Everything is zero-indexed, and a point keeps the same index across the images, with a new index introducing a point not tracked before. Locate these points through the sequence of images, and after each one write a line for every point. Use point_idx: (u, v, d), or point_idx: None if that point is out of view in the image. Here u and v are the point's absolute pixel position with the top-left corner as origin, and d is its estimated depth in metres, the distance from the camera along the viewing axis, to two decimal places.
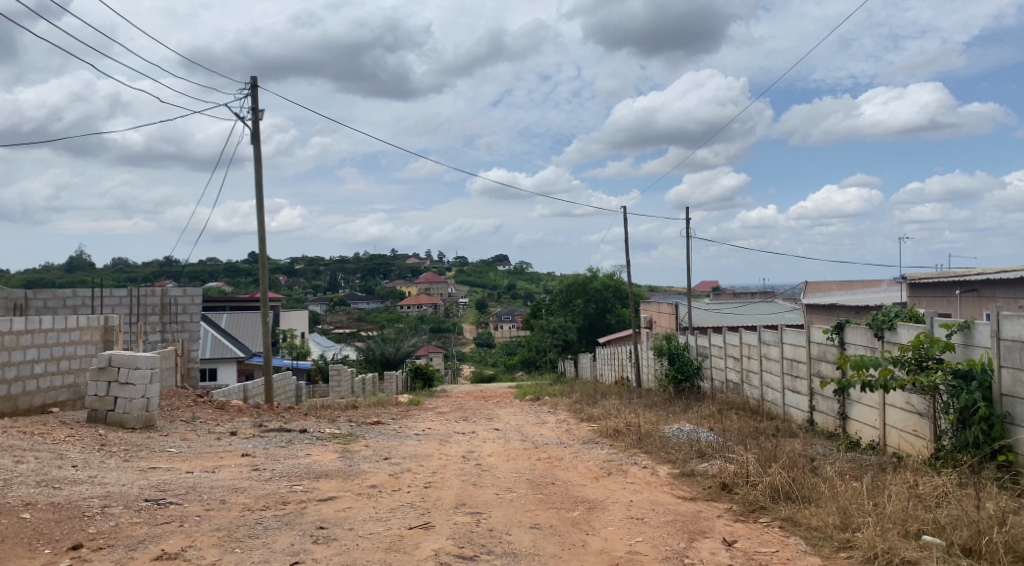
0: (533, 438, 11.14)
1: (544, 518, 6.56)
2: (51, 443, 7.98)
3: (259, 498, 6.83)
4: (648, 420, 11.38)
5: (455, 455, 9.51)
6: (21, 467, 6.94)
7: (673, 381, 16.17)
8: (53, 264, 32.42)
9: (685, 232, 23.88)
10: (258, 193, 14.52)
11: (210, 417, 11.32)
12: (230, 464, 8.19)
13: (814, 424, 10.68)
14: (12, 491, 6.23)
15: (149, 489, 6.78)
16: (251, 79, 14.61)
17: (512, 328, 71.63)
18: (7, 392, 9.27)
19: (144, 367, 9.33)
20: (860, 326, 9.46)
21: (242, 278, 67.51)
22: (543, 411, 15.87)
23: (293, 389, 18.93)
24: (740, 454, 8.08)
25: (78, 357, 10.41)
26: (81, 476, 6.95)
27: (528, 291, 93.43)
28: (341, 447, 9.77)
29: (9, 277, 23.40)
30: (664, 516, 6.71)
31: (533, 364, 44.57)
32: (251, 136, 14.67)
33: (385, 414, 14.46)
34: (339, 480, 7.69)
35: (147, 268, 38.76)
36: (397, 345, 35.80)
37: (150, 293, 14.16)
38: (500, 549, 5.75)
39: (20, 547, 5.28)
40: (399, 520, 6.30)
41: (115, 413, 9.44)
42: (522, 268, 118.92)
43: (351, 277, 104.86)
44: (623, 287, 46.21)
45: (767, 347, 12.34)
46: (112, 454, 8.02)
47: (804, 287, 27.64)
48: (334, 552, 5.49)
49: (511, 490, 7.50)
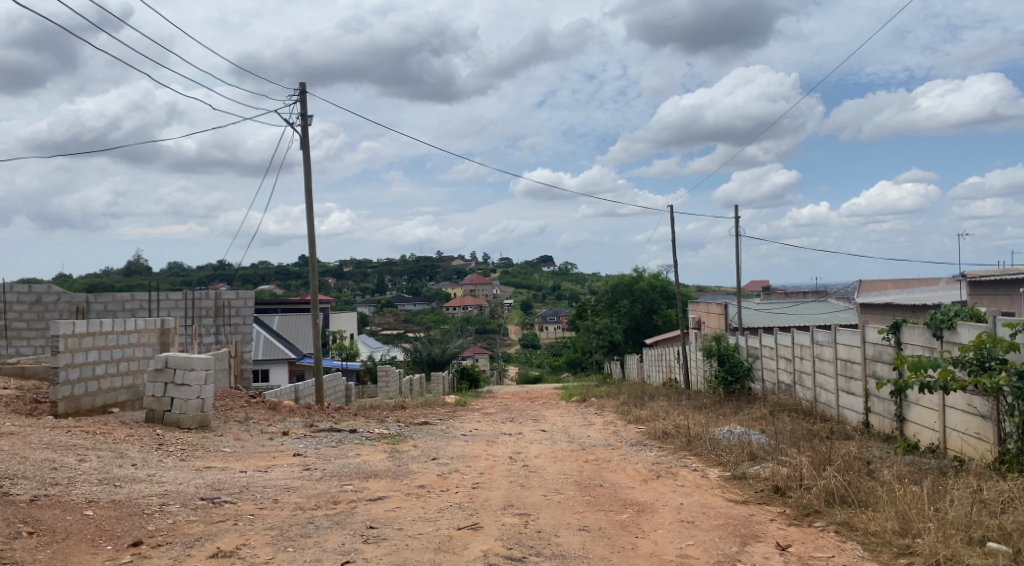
0: (580, 440, 11.08)
1: (594, 520, 6.52)
2: (112, 443, 8.24)
3: (311, 497, 6.93)
4: (698, 422, 11.25)
5: (503, 456, 9.50)
6: (84, 465, 7.18)
7: (723, 383, 15.94)
8: (113, 269, 33.66)
9: (734, 231, 23.43)
10: (307, 197, 14.77)
11: (263, 417, 11.53)
12: (282, 463, 8.34)
13: (870, 427, 10.41)
14: (77, 489, 6.44)
15: (205, 488, 6.94)
16: (301, 85, 14.89)
17: (558, 329, 71.53)
18: (71, 393, 9.61)
19: (199, 368, 9.60)
20: (918, 325, 9.20)
21: (293, 280, 69.08)
22: (590, 412, 15.77)
23: (342, 390, 19.22)
24: (793, 457, 7.92)
25: (136, 358, 10.70)
26: (141, 475, 7.15)
27: (574, 291, 93.15)
28: (389, 447, 9.85)
29: (72, 282, 24.40)
30: (715, 519, 6.61)
31: (579, 364, 44.48)
32: (301, 141, 14.95)
33: (433, 415, 14.53)
34: (389, 480, 7.76)
35: (201, 272, 39.79)
36: (443, 346, 36.06)
37: (204, 296, 14.45)
38: (549, 551, 5.73)
39: (84, 543, 5.44)
40: (448, 521, 6.32)
41: (171, 413, 9.69)
42: (567, 269, 118.39)
43: (397, 279, 106.16)
44: (670, 287, 45.78)
45: (820, 347, 12.06)
46: (169, 454, 8.23)
47: (857, 286, 26.95)
48: (384, 552, 5.53)
49: (559, 492, 7.47)
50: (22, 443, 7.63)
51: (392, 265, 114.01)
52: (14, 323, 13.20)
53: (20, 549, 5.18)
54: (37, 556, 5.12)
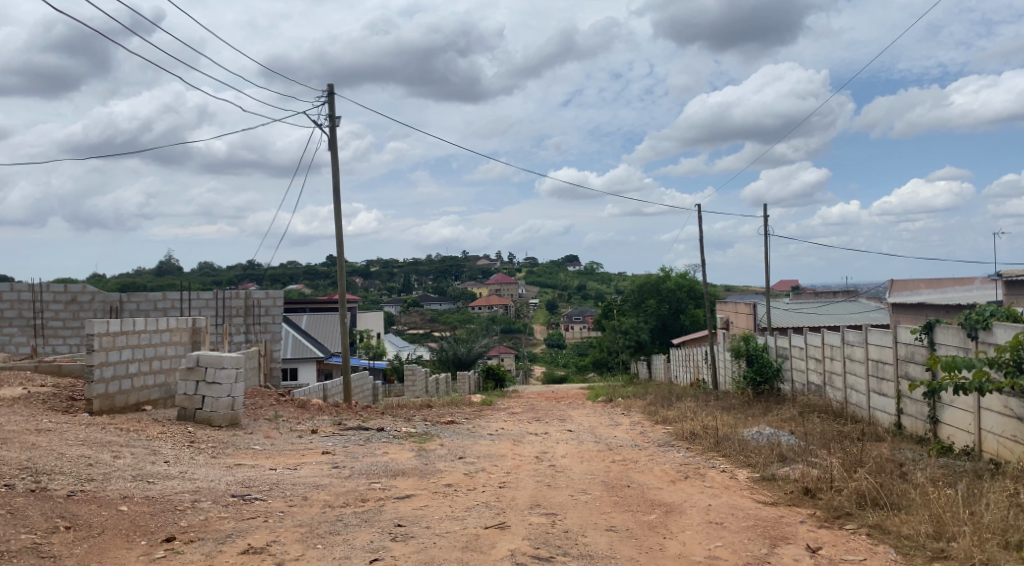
0: (607, 440, 11.05)
1: (622, 520, 6.50)
2: (146, 440, 8.38)
3: (339, 495, 6.99)
4: (726, 423, 11.16)
5: (529, 456, 9.51)
6: (119, 462, 7.31)
7: (752, 383, 15.80)
8: (145, 269, 34.20)
9: (763, 231, 23.20)
10: (335, 198, 14.89)
11: (292, 415, 11.65)
12: (311, 461, 8.43)
13: (902, 428, 10.25)
14: (112, 485, 6.57)
15: (236, 485, 7.04)
16: (329, 86, 15.02)
17: (583, 329, 71.36)
18: (105, 391, 9.79)
19: (230, 367, 9.73)
20: (951, 326, 9.05)
21: (320, 280, 69.70)
22: (617, 412, 15.72)
23: (370, 389, 19.35)
24: (823, 459, 7.83)
25: (168, 357, 10.87)
26: (173, 472, 7.27)
27: (600, 291, 92.83)
28: (416, 446, 9.90)
29: (105, 281, 24.83)
30: (744, 521, 6.55)
31: (605, 364, 44.33)
32: (329, 143, 15.09)
33: (459, 414, 14.58)
34: (416, 478, 7.80)
35: (231, 272, 40.31)
36: (469, 345, 36.14)
37: (234, 295, 14.63)
38: (577, 551, 5.72)
39: (119, 538, 5.54)
40: (475, 519, 6.34)
41: (203, 411, 9.83)
42: (593, 268, 118.02)
43: (423, 279, 106.63)
44: (698, 287, 45.47)
45: (851, 348, 11.91)
46: (201, 451, 8.36)
47: (889, 286, 26.54)
48: (412, 550, 5.56)
49: (586, 493, 7.45)
50: (58, 440, 7.79)
51: (418, 265, 114.50)
52: (51, 322, 13.48)
53: (59, 542, 5.30)
54: (75, 550, 5.23)
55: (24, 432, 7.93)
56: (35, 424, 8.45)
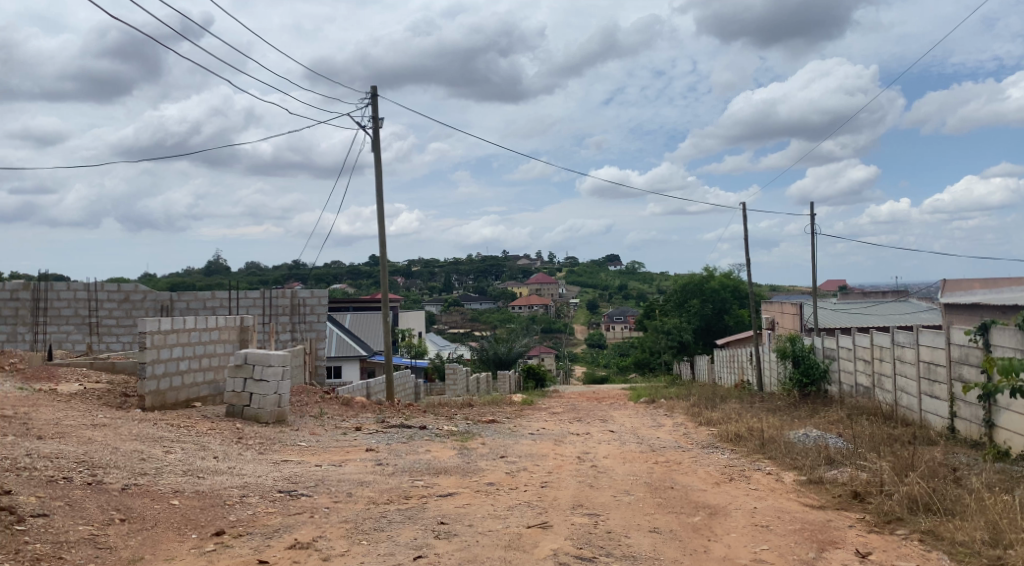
0: (649, 441, 10.98)
1: (665, 522, 6.45)
2: (195, 436, 8.57)
3: (383, 492, 7.07)
4: (772, 425, 11.00)
5: (571, 456, 9.50)
6: (170, 457, 7.50)
7: (798, 385, 15.52)
8: (195, 269, 35.00)
9: (809, 230, 22.77)
10: (378, 198, 15.05)
11: (336, 413, 11.82)
12: (355, 458, 8.54)
13: (955, 432, 9.97)
14: (164, 479, 6.74)
15: (282, 481, 7.17)
16: (372, 88, 15.19)
17: (625, 329, 70.93)
18: (156, 387, 10.04)
19: (276, 364, 9.89)
20: (1008, 328, 8.78)
21: (363, 280, 70.53)
22: (659, 413, 15.60)
23: (412, 387, 19.52)
24: (873, 463, 7.66)
25: (217, 355, 11.12)
26: (222, 467, 7.43)
27: (642, 291, 92.16)
28: (458, 444, 9.96)
29: (156, 281, 25.47)
30: (791, 524, 6.45)
31: (647, 365, 44.00)
32: (372, 144, 15.26)
33: (500, 413, 14.63)
34: (458, 476, 7.85)
35: (277, 271, 41.03)
36: (509, 345, 36.20)
37: (280, 294, 14.88)
38: (620, 552, 5.69)
39: (171, 531, 5.68)
40: (517, 518, 6.35)
41: (250, 408, 10.04)
42: (635, 268, 117.20)
43: (464, 278, 107.12)
44: (742, 287, 44.84)
45: (901, 349, 11.62)
46: (249, 447, 8.52)
47: (942, 286, 25.82)
48: (455, 548, 5.60)
49: (629, 493, 7.41)
50: (113, 434, 8.03)
51: (459, 265, 115.05)
52: (105, 320, 13.88)
53: (114, 534, 5.45)
54: (129, 542, 5.38)
55: (81, 427, 8.18)
56: (92, 419, 8.71)
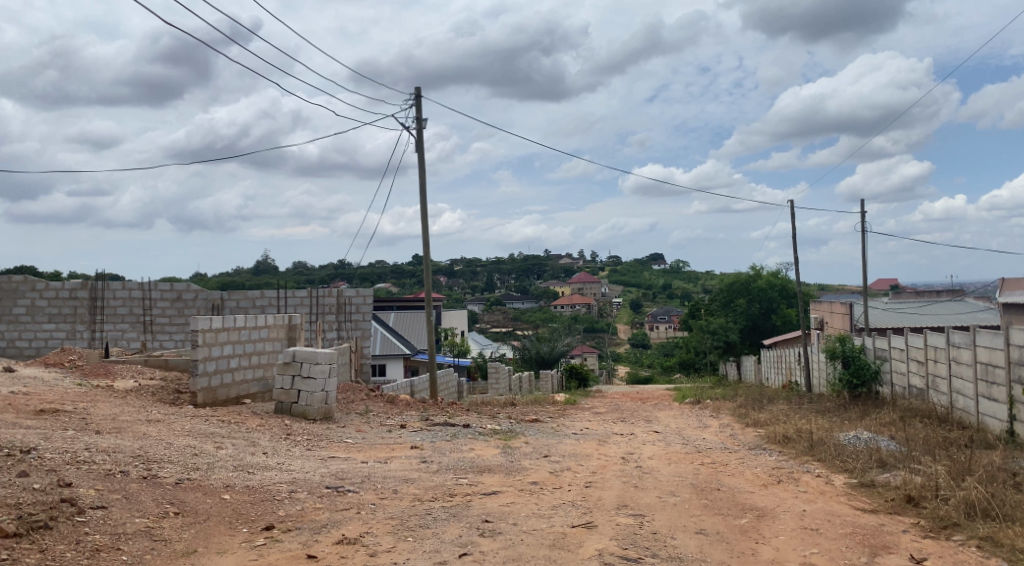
0: (694, 442, 10.86)
1: (712, 524, 6.37)
2: (245, 432, 8.76)
3: (428, 489, 7.12)
4: (821, 426, 10.78)
5: (615, 456, 9.44)
6: (221, 452, 7.67)
7: (848, 386, 15.18)
8: (243, 269, 35.77)
9: (860, 229, 22.26)
10: (422, 198, 15.17)
11: (381, 410, 11.95)
12: (400, 455, 8.62)
13: (1015, 436, 9.64)
14: (215, 474, 6.89)
15: (330, 477, 7.28)
16: (416, 89, 15.32)
17: (669, 329, 70.27)
18: (208, 384, 10.28)
19: (323, 362, 10.04)
20: None
21: (407, 279, 71.23)
22: (704, 414, 15.41)
23: (455, 386, 19.64)
24: (928, 467, 7.47)
25: (266, 352, 11.34)
26: (271, 463, 7.57)
27: (686, 291, 91.17)
28: (502, 443, 9.98)
29: (206, 280, 26.08)
30: (842, 528, 6.31)
31: (692, 365, 43.53)
32: (416, 144, 15.39)
33: (543, 413, 14.62)
34: (502, 475, 7.87)
35: (322, 271, 41.68)
36: (551, 345, 36.17)
37: (327, 293, 15.09)
38: (666, 553, 5.64)
39: (222, 525, 5.81)
40: (561, 518, 6.34)
41: (298, 405, 10.20)
42: (679, 267, 116.03)
43: (507, 278, 107.35)
44: (790, 286, 44.06)
45: (957, 349, 11.29)
46: (297, 443, 8.67)
47: (1000, 285, 24.99)
48: (500, 546, 5.61)
49: (674, 494, 7.34)
50: (166, 430, 8.24)
51: (502, 264, 115.29)
52: (158, 318, 14.27)
53: (169, 527, 5.60)
54: (183, 535, 5.52)
55: (136, 423, 8.43)
56: (146, 415, 8.95)
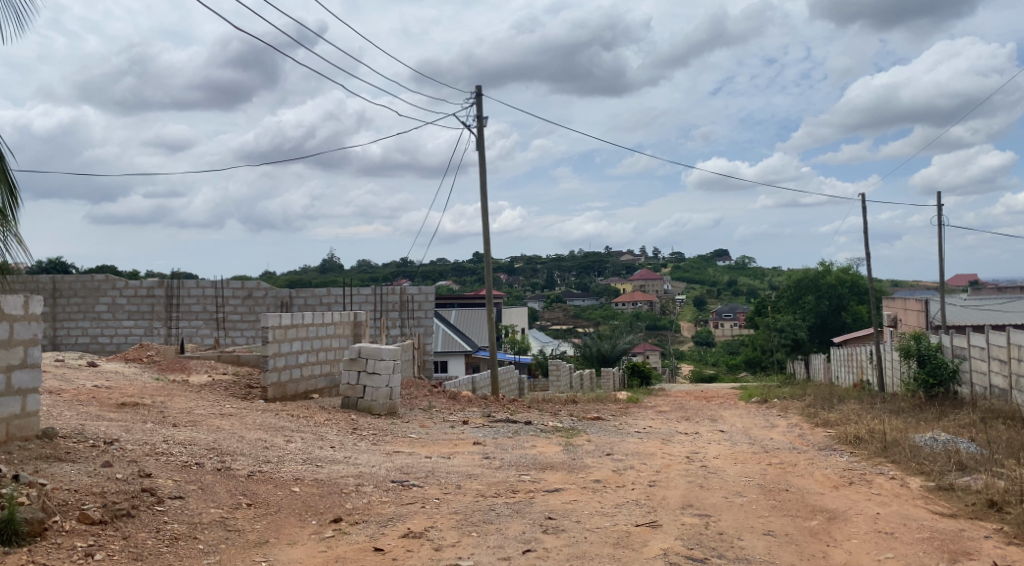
0: (761, 442, 10.64)
1: (780, 525, 6.23)
2: (314, 426, 8.97)
3: (491, 485, 7.17)
4: (895, 427, 10.40)
5: (679, 455, 9.32)
6: (291, 446, 7.88)
7: (924, 385, 14.62)
8: (310, 267, 36.64)
9: (937, 222, 21.40)
10: (483, 196, 15.25)
11: (444, 406, 12.08)
12: (463, 451, 8.69)
13: None
14: (285, 467, 7.08)
15: (395, 471, 7.40)
16: (477, 88, 15.41)
17: (734, 326, 68.98)
18: (278, 379, 10.55)
19: (388, 358, 10.21)
20: None
21: (468, 277, 71.74)
22: (771, 414, 15.07)
23: (516, 383, 19.70)
24: (1011, 470, 7.14)
25: (332, 349, 11.60)
26: (338, 456, 7.74)
27: (751, 287, 89.32)
28: (563, 440, 9.97)
29: (275, 278, 26.84)
30: (918, 532, 6.09)
31: (758, 364, 42.61)
32: (477, 143, 15.48)
33: (606, 410, 14.54)
34: (565, 472, 7.86)
35: (386, 269, 42.37)
36: (613, 342, 35.93)
37: (391, 291, 15.31)
38: (732, 554, 5.54)
39: (293, 517, 5.96)
40: (625, 517, 6.29)
41: (364, 400, 10.39)
42: (744, 263, 113.70)
43: (568, 274, 107.12)
44: (861, 283, 42.71)
45: None
46: (363, 438, 8.84)
47: None
48: (563, 543, 5.60)
49: (740, 495, 7.21)
50: (239, 424, 8.51)
51: (563, 262, 115.06)
52: (230, 315, 14.71)
53: (242, 518, 5.78)
54: (256, 526, 5.68)
55: (211, 416, 8.72)
56: (219, 409, 9.25)
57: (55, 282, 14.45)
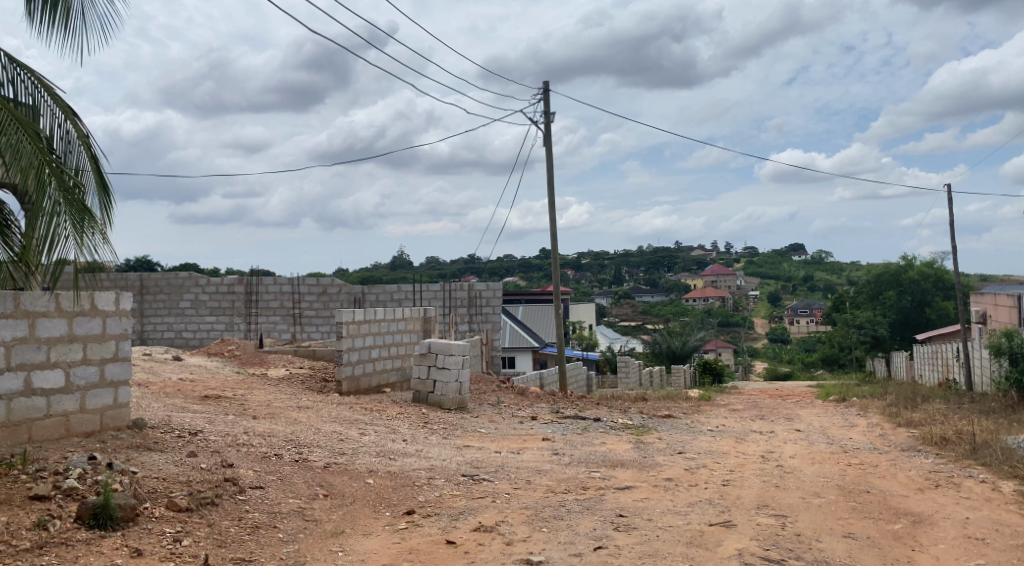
0: (841, 442, 10.30)
1: (861, 528, 6.02)
2: (386, 419, 9.14)
3: (561, 481, 7.16)
4: (985, 428, 9.91)
5: (754, 454, 9.12)
6: (365, 438, 8.05)
7: (1016, 385, 13.88)
8: (381, 265, 37.31)
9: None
10: (551, 192, 15.22)
11: (513, 402, 12.13)
12: (533, 447, 8.70)
13: None
14: (359, 459, 7.24)
15: (466, 465, 7.47)
16: (545, 83, 15.39)
17: (810, 324, 67.03)
18: (352, 373, 10.77)
19: (458, 354, 10.31)
20: None
21: (536, 273, 71.79)
22: (850, 413, 14.55)
23: (585, 379, 19.63)
24: None
25: (403, 344, 11.79)
26: (410, 449, 7.87)
27: (828, 282, 86.66)
28: (634, 437, 9.88)
29: (349, 275, 27.45)
30: (1011, 539, 5.79)
31: (835, 361, 41.25)
32: (544, 138, 15.46)
33: (677, 408, 14.33)
34: (635, 470, 7.78)
35: (455, 266, 42.80)
36: (683, 339, 35.39)
37: (459, 287, 15.44)
38: (811, 556, 5.39)
39: (368, 508, 6.08)
40: (698, 516, 6.19)
41: (434, 394, 10.52)
42: (821, 258, 110.33)
43: (636, 270, 106.07)
44: (946, 278, 40.93)
45: None
46: (434, 432, 8.95)
47: None
48: (635, 541, 5.55)
49: (819, 496, 6.99)
50: (315, 416, 8.74)
51: (632, 257, 113.99)
52: (306, 311, 15.14)
53: (320, 508, 5.93)
54: (332, 516, 5.83)
55: (288, 409, 8.99)
56: (296, 402, 9.53)
57: (142, 280, 15.14)
